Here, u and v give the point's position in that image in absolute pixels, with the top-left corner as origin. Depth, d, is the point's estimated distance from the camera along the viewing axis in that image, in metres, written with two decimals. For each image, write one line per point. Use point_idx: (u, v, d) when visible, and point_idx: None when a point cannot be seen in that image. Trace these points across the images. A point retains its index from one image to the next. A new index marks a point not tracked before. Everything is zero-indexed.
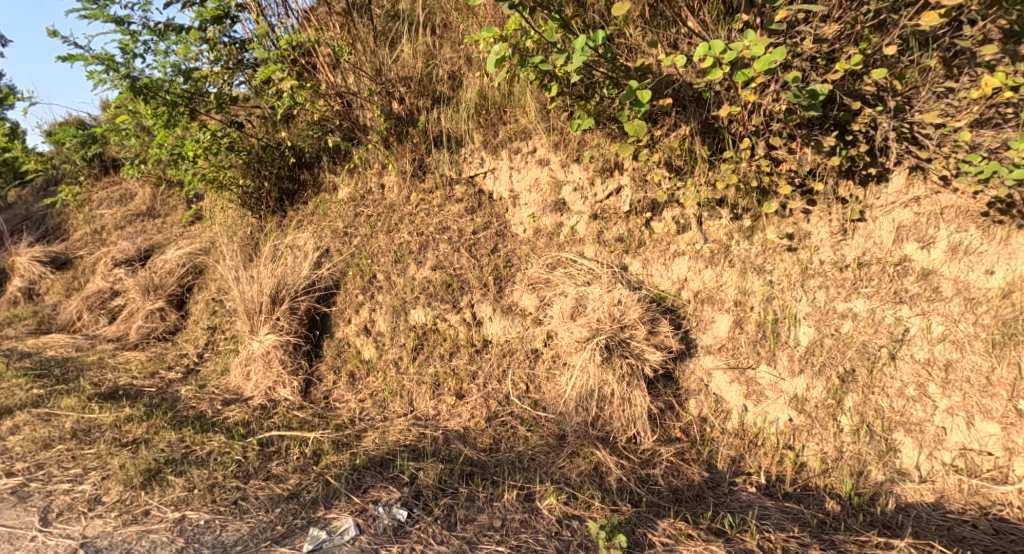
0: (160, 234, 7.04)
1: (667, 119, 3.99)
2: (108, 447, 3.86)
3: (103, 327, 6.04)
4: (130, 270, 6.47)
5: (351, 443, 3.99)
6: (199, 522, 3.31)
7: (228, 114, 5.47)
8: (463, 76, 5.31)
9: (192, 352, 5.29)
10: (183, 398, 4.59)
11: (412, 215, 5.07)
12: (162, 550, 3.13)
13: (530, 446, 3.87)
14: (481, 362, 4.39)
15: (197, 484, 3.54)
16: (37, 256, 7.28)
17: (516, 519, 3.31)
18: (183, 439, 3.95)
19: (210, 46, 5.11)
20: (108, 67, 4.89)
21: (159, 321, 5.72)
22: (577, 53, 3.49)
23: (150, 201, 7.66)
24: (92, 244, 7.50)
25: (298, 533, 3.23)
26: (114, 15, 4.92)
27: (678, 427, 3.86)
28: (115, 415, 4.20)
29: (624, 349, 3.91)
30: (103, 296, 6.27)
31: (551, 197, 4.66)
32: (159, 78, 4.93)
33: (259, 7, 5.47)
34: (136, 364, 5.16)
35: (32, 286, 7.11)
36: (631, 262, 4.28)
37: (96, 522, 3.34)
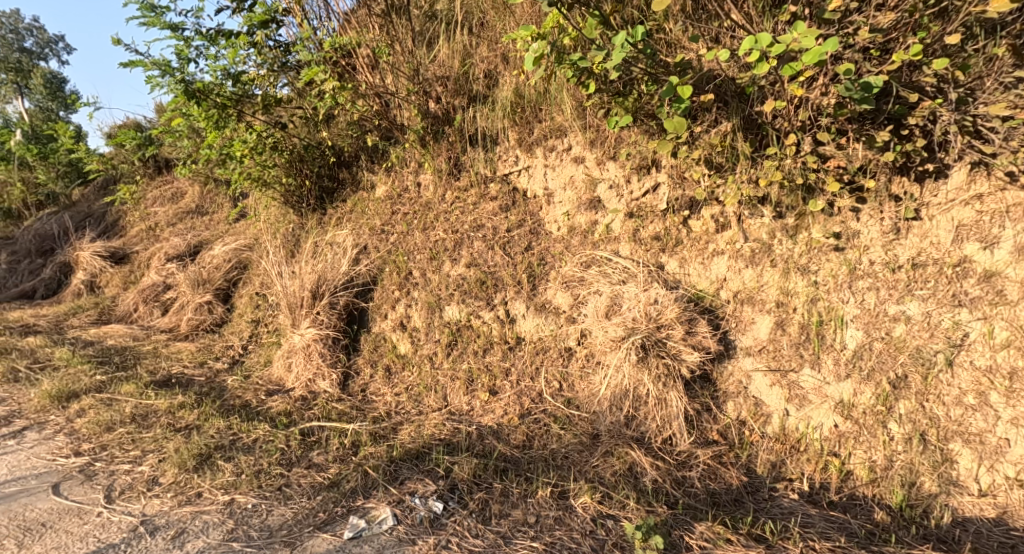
0: (208, 231, 7.22)
1: (707, 115, 3.90)
2: (163, 432, 3.97)
3: (156, 319, 6.21)
4: (180, 264, 6.65)
5: (388, 435, 4.01)
6: (247, 506, 3.37)
7: (272, 115, 5.52)
8: (499, 74, 5.29)
9: (237, 344, 5.40)
10: (229, 388, 4.68)
11: (447, 213, 5.08)
12: (213, 531, 3.19)
13: (563, 444, 3.83)
14: (515, 359, 4.37)
15: (244, 469, 3.61)
16: (99, 251, 7.54)
17: (551, 516, 3.28)
18: (229, 426, 4.04)
19: (256, 50, 5.17)
20: (164, 72, 5.02)
21: (207, 313, 5.86)
22: (617, 49, 3.48)
23: (200, 199, 7.87)
24: (147, 239, 7.74)
25: (338, 521, 3.27)
26: (169, 21, 5.05)
27: (715, 430, 3.78)
28: (169, 401, 4.32)
29: (661, 349, 3.85)
30: (157, 289, 6.46)
31: (585, 195, 4.61)
32: (210, 82, 5.05)
33: (303, 11, 5.54)
34: (187, 354, 5.29)
35: (93, 279, 7.35)
36: (668, 261, 4.20)
37: (155, 501, 3.41)
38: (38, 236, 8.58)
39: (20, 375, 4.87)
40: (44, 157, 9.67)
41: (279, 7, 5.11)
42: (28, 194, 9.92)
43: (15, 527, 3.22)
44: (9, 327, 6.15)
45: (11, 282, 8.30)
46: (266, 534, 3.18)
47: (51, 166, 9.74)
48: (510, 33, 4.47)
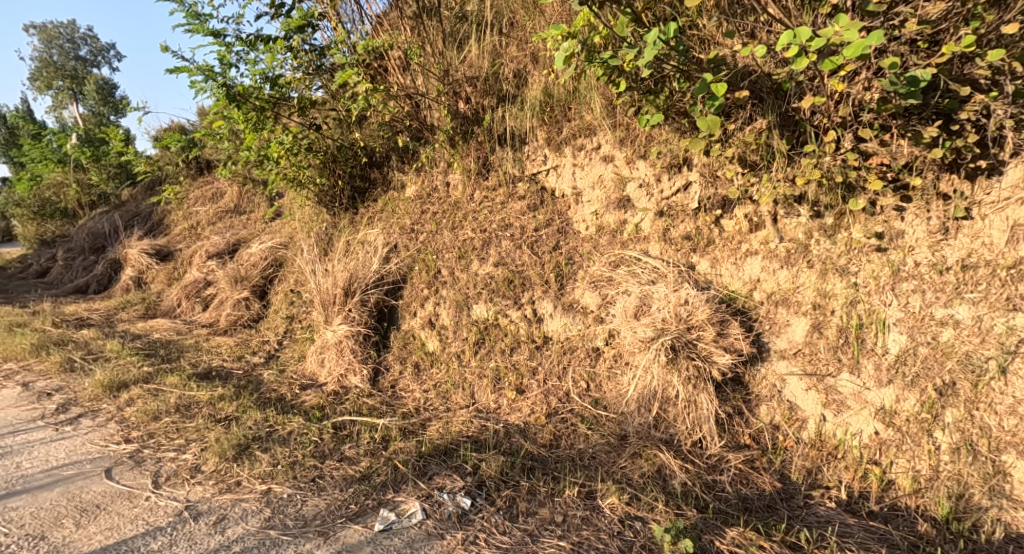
0: (246, 229, 7.35)
1: (742, 112, 3.83)
2: (204, 422, 4.03)
3: (198, 313, 6.32)
4: (220, 262, 6.78)
5: (417, 431, 4.02)
6: (282, 495, 3.40)
7: (307, 117, 5.56)
8: (529, 74, 5.24)
9: (273, 339, 5.46)
10: (265, 381, 4.74)
11: (476, 212, 5.08)
12: (251, 519, 3.22)
13: (590, 444, 3.79)
14: (542, 358, 4.34)
15: (281, 460, 3.65)
16: (145, 248, 7.73)
17: (578, 516, 3.24)
18: (266, 419, 4.08)
19: (294, 54, 5.22)
20: (208, 77, 5.11)
21: (245, 309, 5.94)
22: (649, 47, 3.43)
23: (237, 199, 8.00)
24: (189, 238, 7.91)
25: (369, 513, 3.28)
26: (212, 28, 5.13)
27: (747, 434, 3.70)
28: (210, 393, 4.40)
29: (691, 350, 3.78)
30: (198, 285, 6.58)
31: (614, 194, 4.56)
32: (250, 86, 5.13)
33: (337, 15, 5.60)
34: (226, 348, 5.38)
35: (140, 275, 7.52)
36: (699, 261, 4.12)
37: (197, 488, 3.46)
38: (92, 233, 9.09)
39: (74, 365, 5.01)
40: (98, 159, 10.35)
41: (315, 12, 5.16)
42: (82, 195, 10.57)
43: (70, 509, 3.29)
44: (62, 319, 6.33)
45: (68, 279, 8.60)
46: (301, 524, 3.20)
47: (103, 168, 10.35)
48: (539, 34, 4.39)
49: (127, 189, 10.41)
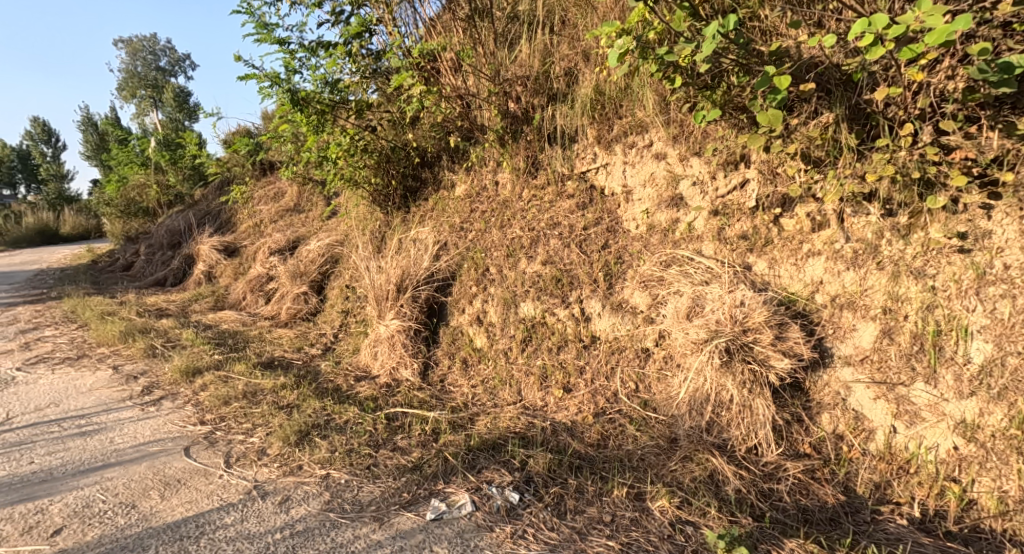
0: (304, 227, 7.51)
1: (806, 106, 3.70)
2: (269, 408, 4.13)
3: (261, 307, 6.49)
4: (282, 257, 6.95)
5: (466, 425, 4.00)
6: (340, 480, 3.44)
7: (364, 119, 5.67)
8: (580, 72, 5.13)
9: (329, 333, 5.55)
10: (323, 372, 4.82)
11: (524, 211, 5.02)
12: (312, 501, 3.27)
13: (639, 446, 3.70)
14: (589, 358, 4.25)
15: (338, 447, 3.69)
16: (215, 244, 8.03)
17: (627, 517, 3.17)
18: (324, 407, 4.15)
19: (353, 58, 5.34)
20: (274, 83, 5.24)
21: (304, 303, 6.08)
22: (708, 41, 3.34)
23: (298, 199, 8.19)
24: (253, 235, 8.12)
25: (421, 502, 3.28)
26: (279, 36, 5.25)
27: (807, 442, 3.54)
28: (273, 381, 4.50)
29: (747, 353, 3.64)
30: (262, 280, 6.77)
31: (666, 193, 4.43)
32: (312, 91, 5.27)
33: (393, 19, 5.64)
34: (286, 339, 5.50)
35: (210, 270, 7.81)
36: (756, 261, 3.95)
37: (263, 470, 3.53)
38: (168, 231, 9.52)
39: (156, 351, 5.22)
40: (175, 162, 10.91)
41: (373, 17, 5.23)
42: (162, 195, 11.25)
43: (155, 481, 3.40)
44: (143, 309, 6.63)
45: (149, 272, 9.02)
46: (358, 508, 3.23)
47: (180, 170, 10.95)
48: (592, 32, 4.32)
49: (200, 190, 10.84)
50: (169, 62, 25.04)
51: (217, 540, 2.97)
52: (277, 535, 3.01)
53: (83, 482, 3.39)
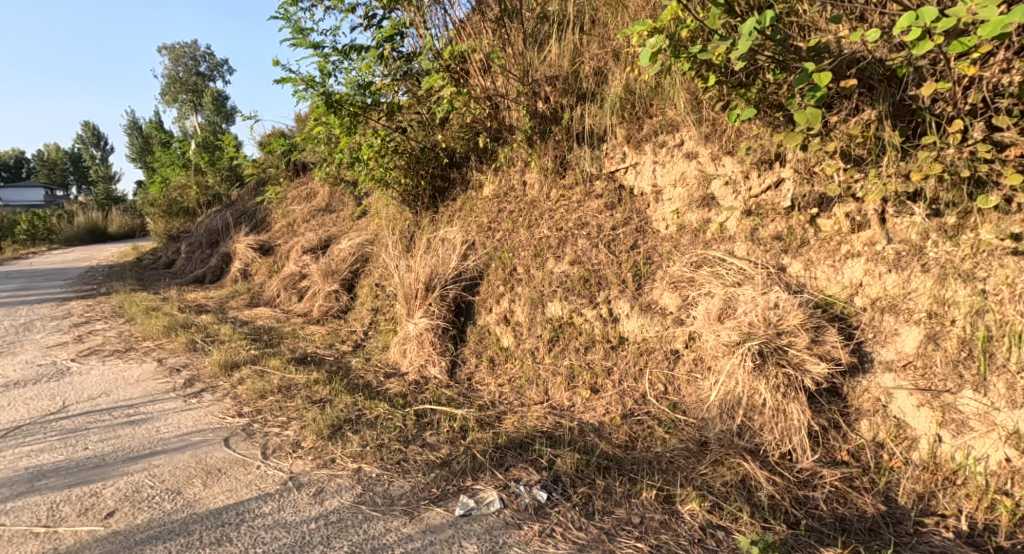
0: (336, 226, 7.58)
1: (847, 103, 3.61)
2: (303, 402, 4.16)
3: (294, 304, 6.57)
4: (314, 256, 7.02)
5: (494, 423, 3.98)
6: (372, 474, 3.46)
7: (395, 121, 5.70)
8: (609, 71, 5.07)
9: (359, 330, 5.58)
10: (353, 368, 4.85)
11: (552, 211, 4.98)
12: (344, 493, 3.30)
13: (668, 448, 3.63)
14: (617, 358, 4.20)
15: (369, 441, 3.72)
16: (250, 243, 8.17)
17: (656, 519, 3.13)
18: (355, 403, 4.17)
19: (385, 61, 5.40)
20: (309, 86, 5.30)
21: (335, 300, 6.13)
22: (744, 38, 3.27)
23: (329, 199, 8.27)
24: (286, 234, 8.23)
25: (449, 498, 3.28)
26: (313, 40, 5.31)
27: (845, 449, 3.45)
28: (306, 376, 4.54)
29: (781, 357, 3.55)
30: (295, 278, 6.85)
31: (697, 192, 4.33)
32: (346, 93, 5.32)
33: (424, 21, 5.66)
34: (318, 336, 5.54)
35: (246, 267, 7.95)
36: (791, 263, 3.84)
37: (297, 462, 3.57)
38: (207, 230, 9.73)
39: (197, 345, 5.31)
40: (213, 163, 11.13)
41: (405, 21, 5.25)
42: (201, 195, 11.51)
43: (198, 470, 3.48)
44: (184, 305, 6.77)
45: (188, 269, 9.22)
46: (388, 502, 3.25)
47: (218, 171, 11.21)
48: (622, 31, 4.24)
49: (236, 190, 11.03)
50: (209, 67, 25.53)
51: (256, 527, 3.03)
52: (312, 524, 3.07)
53: (132, 468, 3.48)
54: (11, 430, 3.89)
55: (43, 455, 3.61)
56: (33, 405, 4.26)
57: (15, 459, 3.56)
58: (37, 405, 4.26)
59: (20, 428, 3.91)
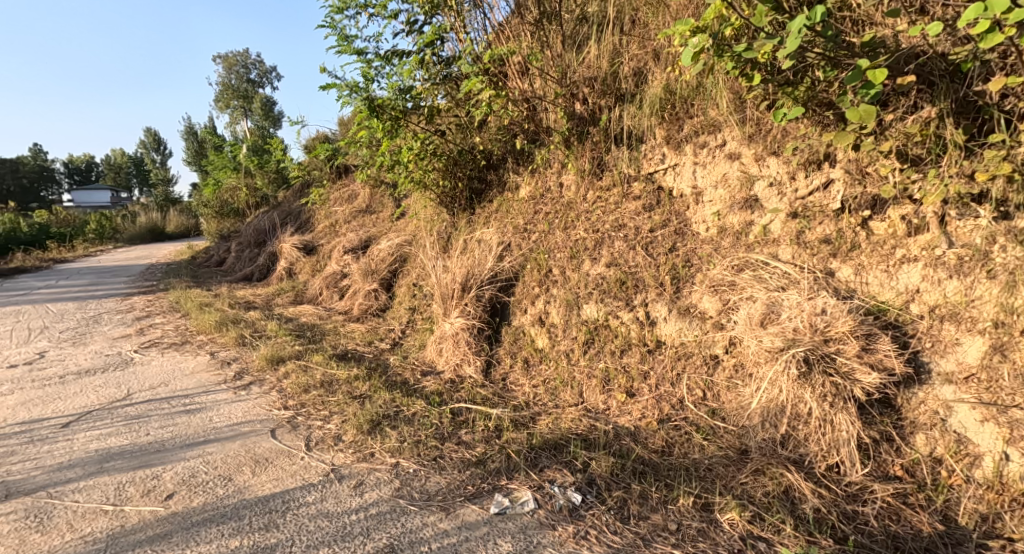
0: (376, 227, 7.63)
1: (905, 100, 3.45)
2: (343, 398, 4.18)
3: (336, 302, 6.63)
4: (355, 256, 7.07)
5: (528, 424, 3.92)
6: (409, 469, 3.47)
7: (435, 124, 5.69)
8: (649, 72, 4.96)
9: (397, 328, 5.58)
10: (390, 365, 4.85)
11: (588, 213, 4.89)
12: (383, 487, 3.32)
13: (707, 455, 3.51)
14: (654, 362, 4.08)
15: (407, 437, 3.72)
16: (294, 243, 8.29)
17: (694, 527, 3.07)
18: (393, 399, 4.16)
19: (424, 66, 5.43)
20: (353, 91, 5.33)
21: (374, 299, 6.16)
22: (794, 36, 3.14)
23: (370, 200, 8.33)
24: (328, 235, 8.33)
25: (484, 496, 3.28)
26: (358, 47, 5.33)
27: (898, 464, 3.28)
28: (347, 372, 4.56)
29: (828, 365, 3.40)
30: (336, 277, 6.91)
31: (740, 194, 4.18)
32: (389, 98, 5.33)
33: (464, 24, 5.63)
34: (358, 333, 5.57)
35: (291, 266, 8.07)
36: (840, 267, 3.66)
37: (338, 455, 3.60)
38: (255, 230, 9.94)
39: (246, 339, 5.38)
40: (261, 166, 11.35)
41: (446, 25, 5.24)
42: (250, 197, 11.78)
43: (247, 458, 3.54)
44: (233, 301, 6.92)
45: (237, 267, 9.43)
46: (425, 497, 3.26)
47: (266, 173, 11.45)
48: (663, 31, 4.11)
49: (282, 192, 11.24)
50: (259, 74, 26.23)
51: (301, 516, 3.09)
52: (354, 516, 3.11)
53: (188, 454, 3.58)
54: (81, 415, 4.02)
55: (109, 439, 3.73)
56: (102, 392, 4.38)
57: (85, 442, 3.70)
58: (105, 392, 4.39)
59: (89, 414, 4.04)
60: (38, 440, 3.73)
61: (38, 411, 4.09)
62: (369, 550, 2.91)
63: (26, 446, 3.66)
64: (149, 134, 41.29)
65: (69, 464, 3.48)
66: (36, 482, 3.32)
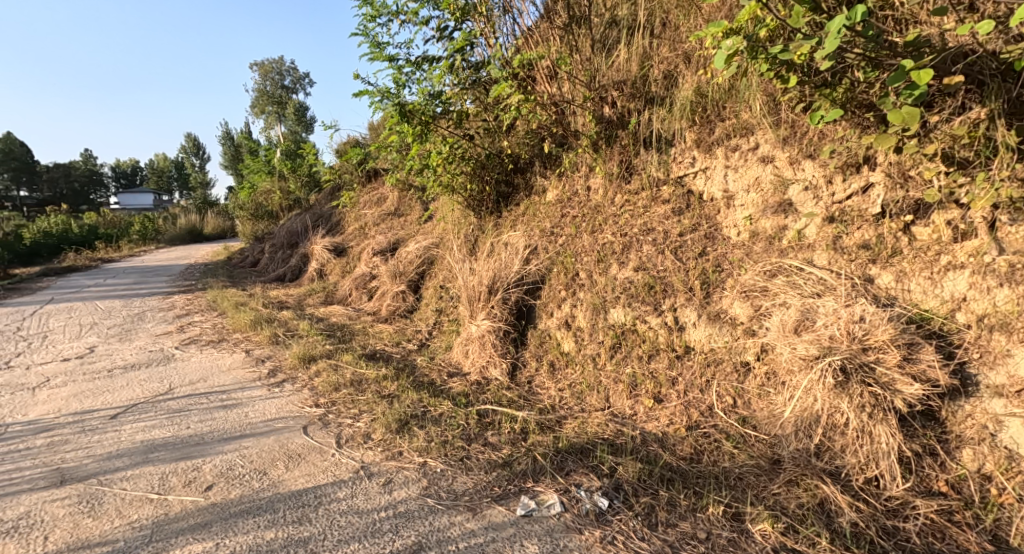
0: (404, 230, 7.64)
1: (952, 100, 3.32)
2: (372, 397, 4.18)
3: (364, 303, 6.66)
4: (384, 258, 7.10)
5: (554, 427, 3.86)
6: (436, 469, 3.44)
7: (464, 128, 5.67)
8: (679, 74, 4.84)
9: (424, 330, 5.57)
10: (418, 366, 4.84)
11: (616, 216, 4.82)
12: (411, 486, 3.30)
13: (737, 464, 3.42)
14: (682, 368, 4.00)
15: (434, 437, 3.69)
16: (325, 244, 8.37)
17: (724, 537, 3.00)
18: (420, 399, 4.14)
19: (454, 71, 5.39)
20: (385, 97, 5.35)
21: (402, 301, 6.18)
22: (833, 36, 3.06)
23: (398, 203, 8.35)
24: (357, 237, 8.39)
25: (511, 497, 3.25)
26: (389, 54, 5.36)
27: (943, 480, 3.15)
28: (376, 371, 4.56)
29: (866, 375, 3.28)
30: (365, 278, 6.95)
31: (773, 198, 4.06)
32: (419, 103, 5.34)
33: (493, 30, 5.62)
34: (386, 334, 5.58)
35: (321, 268, 8.15)
36: (879, 273, 3.53)
37: (367, 453, 3.59)
38: (288, 232, 10.08)
39: (279, 338, 5.44)
40: (295, 170, 11.49)
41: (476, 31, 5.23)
42: (284, 200, 11.95)
43: (281, 453, 3.55)
44: (268, 301, 7.01)
45: (269, 268, 9.58)
46: (453, 497, 3.23)
47: (299, 177, 11.61)
48: (694, 33, 4.02)
49: (314, 195, 11.36)
50: (293, 80, 26.66)
51: (332, 512, 3.09)
52: (383, 513, 3.10)
53: (226, 447, 3.61)
54: (127, 408, 4.08)
55: (153, 431, 3.78)
56: (146, 386, 4.46)
57: (132, 433, 3.75)
58: (149, 386, 4.46)
59: (135, 406, 4.11)
60: (89, 430, 3.80)
61: (89, 403, 4.18)
62: (397, 547, 2.90)
63: (78, 435, 3.73)
64: (186, 140, 42.30)
65: (117, 453, 3.54)
66: (88, 470, 3.39)
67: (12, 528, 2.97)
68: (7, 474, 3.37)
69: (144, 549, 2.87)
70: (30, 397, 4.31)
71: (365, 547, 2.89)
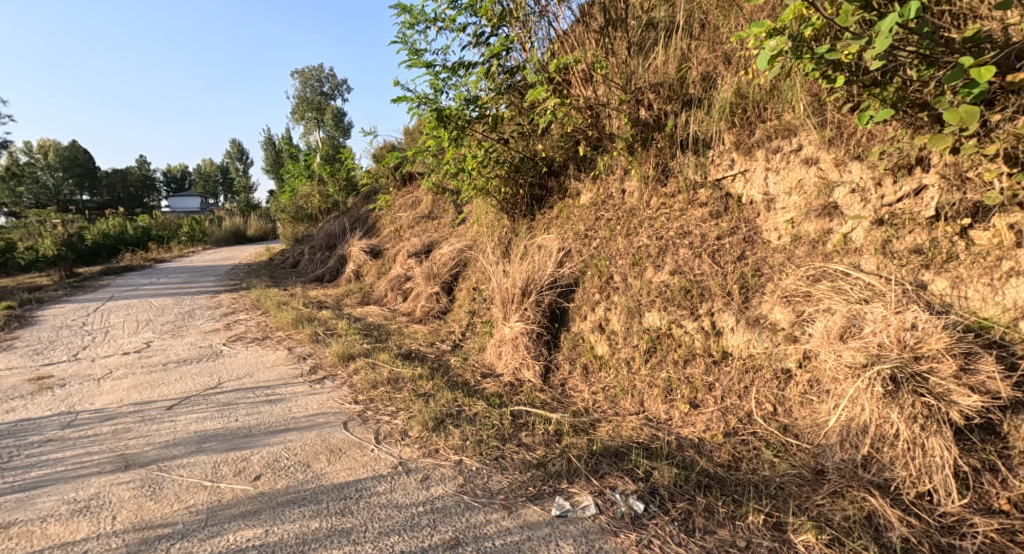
0: (438, 233, 7.67)
1: (1015, 99, 3.16)
2: (408, 395, 4.18)
3: (399, 304, 6.70)
4: (418, 260, 7.13)
5: (588, 430, 3.80)
6: (472, 468, 3.42)
7: (500, 132, 5.66)
8: (718, 76, 4.72)
9: (457, 331, 5.56)
10: (452, 366, 4.83)
11: (652, 219, 4.74)
12: (447, 483, 3.28)
13: (778, 473, 3.31)
14: (720, 374, 3.89)
15: (469, 436, 3.67)
16: (361, 246, 8.45)
17: (765, 546, 2.91)
18: (454, 399, 4.12)
19: (490, 75, 5.49)
20: (423, 103, 5.38)
21: (436, 302, 6.19)
22: (884, 36, 2.95)
23: (433, 206, 8.38)
24: (393, 239, 8.45)
25: (546, 498, 3.20)
26: (427, 59, 5.38)
27: (1005, 497, 2.98)
28: (411, 371, 4.56)
29: (919, 385, 3.14)
30: (400, 279, 6.99)
31: (817, 200, 3.93)
32: (456, 108, 5.35)
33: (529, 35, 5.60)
34: (420, 334, 5.59)
35: (358, 269, 8.24)
36: (933, 279, 3.38)
37: (405, 449, 3.59)
38: (326, 234, 10.23)
39: (318, 336, 5.50)
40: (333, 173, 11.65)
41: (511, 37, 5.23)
42: (322, 203, 12.13)
43: (322, 447, 3.57)
44: (307, 300, 7.10)
45: (308, 269, 9.73)
46: (488, 495, 3.20)
47: (337, 181, 11.78)
48: (737, 33, 3.89)
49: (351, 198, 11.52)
50: (333, 86, 27.14)
51: (372, 506, 3.09)
52: (419, 508, 3.09)
53: (271, 440, 3.65)
54: (181, 400, 4.17)
55: (206, 423, 3.85)
56: (197, 379, 4.55)
57: (187, 423, 3.83)
58: (199, 379, 4.55)
59: (188, 398, 4.19)
60: (148, 419, 3.89)
61: (146, 395, 4.27)
62: (434, 542, 2.88)
63: (139, 424, 3.83)
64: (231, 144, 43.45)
65: (173, 442, 3.61)
66: (149, 456, 3.46)
67: (84, 507, 3.05)
68: (77, 458, 3.46)
69: (201, 532, 2.91)
70: (95, 386, 4.46)
71: (404, 541, 2.88)
